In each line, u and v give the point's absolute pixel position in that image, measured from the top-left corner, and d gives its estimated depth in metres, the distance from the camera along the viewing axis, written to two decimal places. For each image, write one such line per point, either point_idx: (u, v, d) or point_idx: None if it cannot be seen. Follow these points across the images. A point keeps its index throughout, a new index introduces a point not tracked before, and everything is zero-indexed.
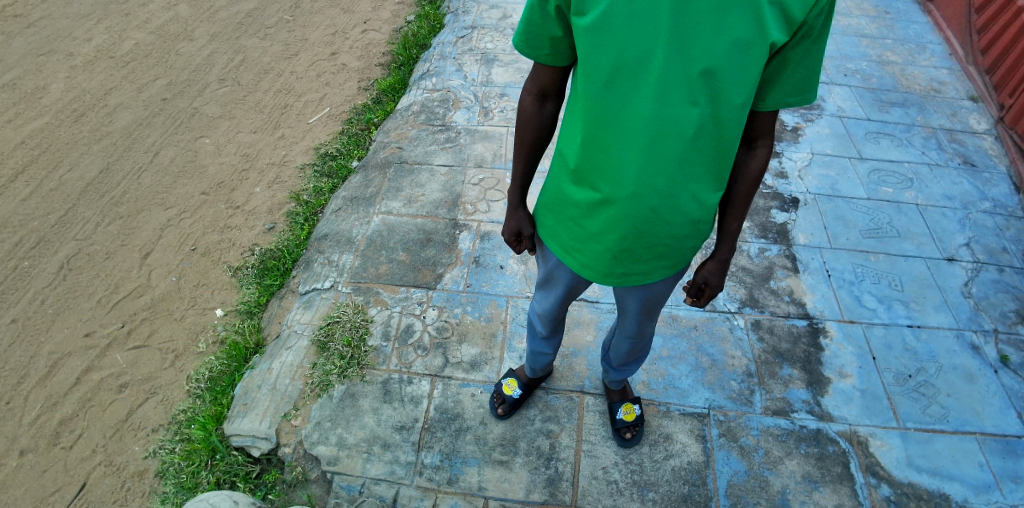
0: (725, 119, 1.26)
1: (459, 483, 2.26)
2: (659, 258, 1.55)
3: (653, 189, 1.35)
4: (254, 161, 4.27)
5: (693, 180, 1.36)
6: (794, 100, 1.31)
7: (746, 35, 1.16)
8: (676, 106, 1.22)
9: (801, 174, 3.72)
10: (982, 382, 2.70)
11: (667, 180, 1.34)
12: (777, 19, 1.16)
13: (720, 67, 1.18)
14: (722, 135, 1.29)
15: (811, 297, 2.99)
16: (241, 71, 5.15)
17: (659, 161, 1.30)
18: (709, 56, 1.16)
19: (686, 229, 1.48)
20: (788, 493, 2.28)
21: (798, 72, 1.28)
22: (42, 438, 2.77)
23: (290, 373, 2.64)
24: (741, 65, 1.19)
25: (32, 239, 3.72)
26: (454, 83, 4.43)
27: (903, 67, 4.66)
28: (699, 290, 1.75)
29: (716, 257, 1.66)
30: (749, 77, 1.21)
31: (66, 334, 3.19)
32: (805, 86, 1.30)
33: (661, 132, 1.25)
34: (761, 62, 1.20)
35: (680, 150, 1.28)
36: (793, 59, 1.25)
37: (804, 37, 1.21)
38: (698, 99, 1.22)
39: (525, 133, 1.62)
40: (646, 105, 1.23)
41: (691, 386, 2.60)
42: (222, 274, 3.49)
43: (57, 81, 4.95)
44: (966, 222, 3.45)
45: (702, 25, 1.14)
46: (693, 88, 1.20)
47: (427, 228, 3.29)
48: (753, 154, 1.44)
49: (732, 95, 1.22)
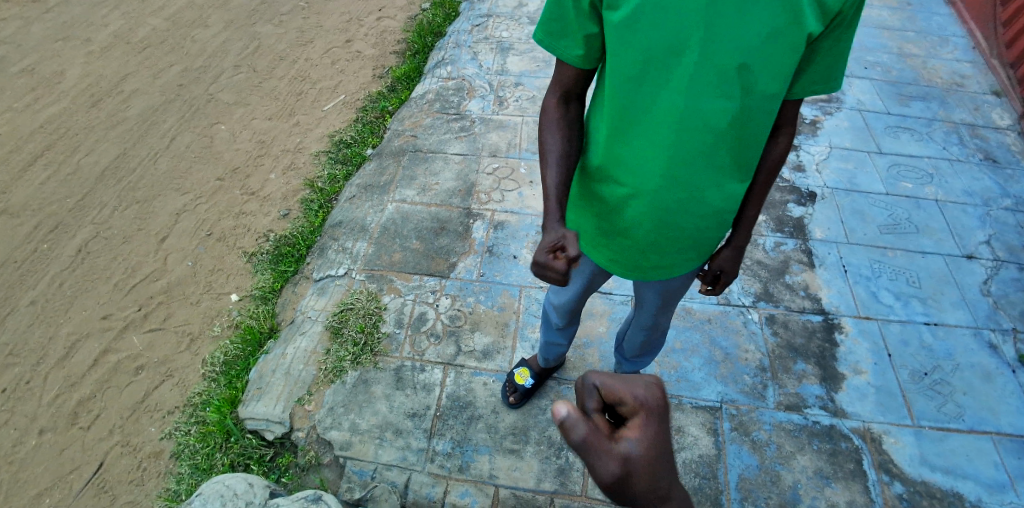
0: (752, 110, 1.25)
1: (471, 470, 2.28)
2: (682, 250, 1.53)
3: (681, 183, 1.34)
4: (269, 147, 4.29)
5: (719, 171, 1.34)
6: (819, 87, 1.29)
7: (774, 25, 1.14)
8: (703, 97, 1.21)
9: (819, 168, 3.67)
10: (999, 382, 2.67)
11: (695, 174, 1.33)
12: (810, 9, 1.14)
13: (746, 60, 1.17)
14: (751, 127, 1.28)
15: (827, 292, 2.97)
16: (256, 57, 5.16)
17: (685, 155, 1.29)
18: (736, 50, 1.15)
19: (712, 221, 1.46)
20: (799, 488, 2.27)
21: (825, 61, 1.25)
22: (61, 418, 2.82)
23: (303, 358, 2.66)
24: (773, 57, 1.18)
25: (51, 222, 3.77)
26: (469, 71, 4.41)
27: (925, 60, 4.57)
28: (715, 278, 1.73)
29: (733, 244, 1.64)
30: (779, 69, 1.20)
31: (84, 317, 3.24)
32: (831, 74, 1.28)
33: (691, 126, 1.24)
34: (791, 50, 1.18)
35: (709, 143, 1.27)
36: (822, 47, 1.23)
37: (837, 26, 1.19)
38: (724, 92, 1.20)
39: (551, 139, 1.53)
40: (675, 100, 1.22)
41: (704, 379, 2.58)
42: (237, 259, 3.52)
43: (75, 66, 4.98)
44: (986, 219, 3.39)
45: (737, 19, 1.12)
46: (719, 79, 1.19)
47: (440, 216, 3.29)
48: (776, 141, 1.42)
49: (758, 86, 1.21)
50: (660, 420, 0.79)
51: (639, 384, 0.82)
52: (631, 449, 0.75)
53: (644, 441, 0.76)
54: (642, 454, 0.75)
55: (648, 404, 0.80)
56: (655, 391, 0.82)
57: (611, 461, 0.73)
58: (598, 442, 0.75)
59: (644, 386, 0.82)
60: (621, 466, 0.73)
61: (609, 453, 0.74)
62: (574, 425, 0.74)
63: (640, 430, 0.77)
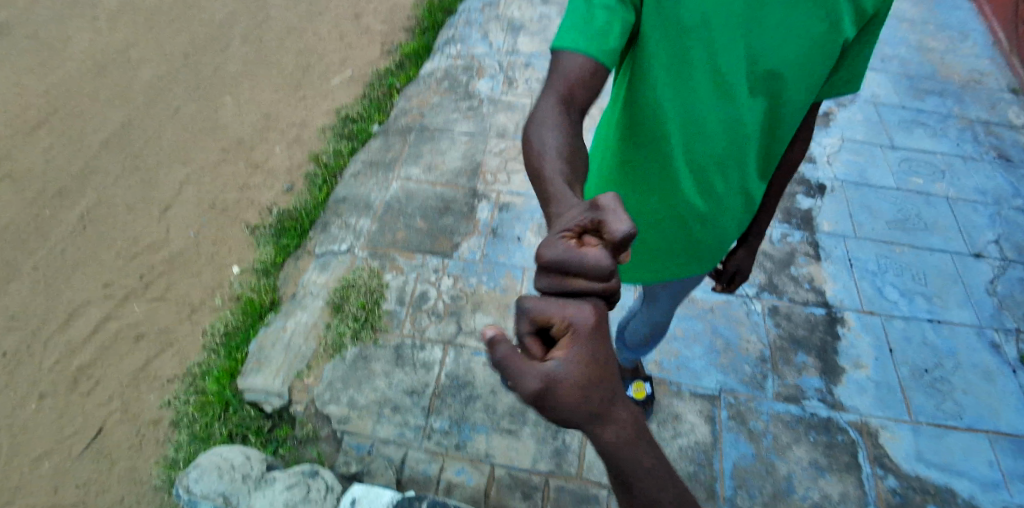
0: (783, 113, 1.27)
1: (467, 449, 2.30)
2: (703, 255, 1.53)
3: (706, 184, 1.33)
4: (275, 120, 4.26)
5: (747, 176, 1.35)
6: (837, 92, 1.39)
7: (814, 30, 1.16)
8: (742, 100, 1.19)
9: (829, 160, 3.62)
10: (1001, 382, 2.66)
11: (721, 175, 1.32)
12: (848, 13, 1.18)
13: (783, 66, 1.17)
14: (778, 126, 1.30)
15: (831, 286, 2.94)
16: (265, 29, 5.11)
17: (713, 157, 1.28)
18: (775, 54, 1.15)
19: (731, 222, 1.46)
20: (794, 478, 2.29)
21: (847, 66, 1.33)
22: (61, 383, 2.85)
23: (304, 333, 2.67)
24: (807, 60, 1.20)
25: (55, 188, 3.76)
26: (479, 50, 4.36)
27: (942, 55, 4.49)
28: (731, 279, 1.86)
29: (747, 245, 1.75)
30: (811, 72, 1.22)
31: (87, 284, 3.25)
32: (847, 79, 1.36)
33: (723, 129, 1.23)
34: (824, 56, 1.22)
35: (737, 145, 1.26)
36: (852, 51, 1.30)
37: (867, 29, 1.26)
38: (758, 94, 1.21)
39: (548, 136, 1.05)
40: (711, 104, 1.19)
41: (704, 367, 2.58)
42: (241, 232, 3.51)
43: (82, 32, 4.94)
44: (996, 218, 3.36)
45: (779, 22, 1.13)
46: (755, 83, 1.19)
47: (445, 196, 3.27)
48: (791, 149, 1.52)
49: (793, 89, 1.22)
50: (596, 334, 0.73)
51: (570, 304, 0.75)
52: (557, 367, 0.70)
53: (576, 364, 0.70)
54: (571, 374, 0.70)
55: (579, 325, 0.73)
56: (589, 307, 0.75)
57: (534, 383, 0.69)
58: (518, 366, 0.71)
59: (577, 305, 0.75)
60: (543, 385, 0.69)
61: (532, 367, 0.70)
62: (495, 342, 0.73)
63: (570, 348, 0.71)
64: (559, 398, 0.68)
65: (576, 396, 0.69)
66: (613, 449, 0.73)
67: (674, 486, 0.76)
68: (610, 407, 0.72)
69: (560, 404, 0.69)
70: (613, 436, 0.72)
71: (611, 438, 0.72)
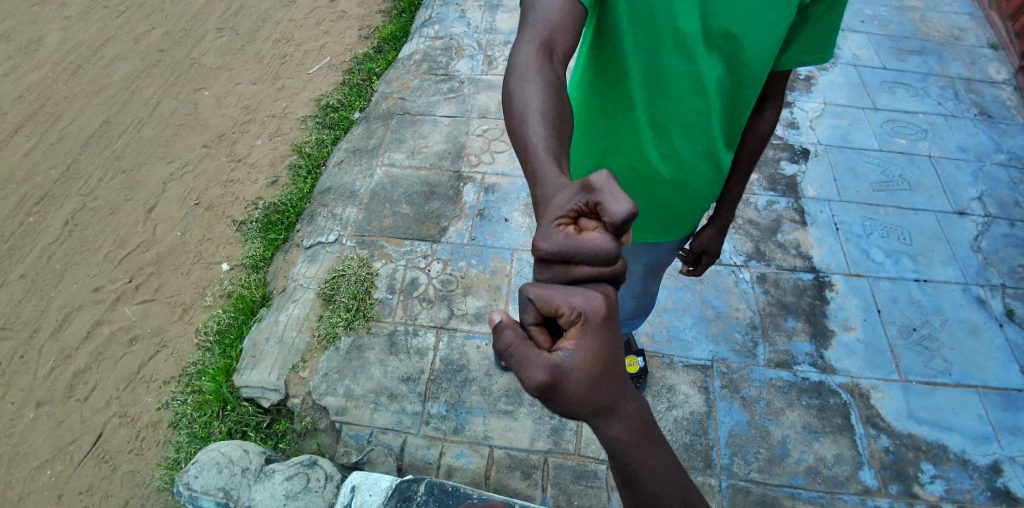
0: (746, 75, 1.28)
1: (465, 432, 2.32)
2: (675, 219, 1.57)
3: (674, 150, 1.36)
4: (255, 113, 4.19)
5: (713, 141, 1.37)
6: (808, 58, 1.38)
7: None
8: (703, 63, 1.20)
9: (813, 124, 3.62)
10: (987, 336, 2.71)
11: (687, 141, 1.35)
12: None
13: (741, 28, 1.18)
14: (740, 90, 1.32)
15: (818, 250, 2.97)
16: (239, 18, 4.99)
17: (680, 122, 1.30)
18: (732, 15, 1.16)
19: (701, 188, 1.50)
20: (788, 443, 2.33)
21: (818, 29, 1.34)
22: (57, 390, 2.83)
23: (297, 325, 2.66)
24: (765, 23, 1.21)
25: (36, 194, 3.70)
26: (457, 30, 4.29)
27: (923, 13, 4.46)
28: (699, 257, 1.89)
29: (716, 223, 1.79)
30: (771, 35, 1.24)
31: (76, 289, 3.21)
32: (817, 47, 1.37)
33: (687, 93, 1.24)
34: (783, 18, 1.23)
35: (702, 109, 1.28)
36: (815, 15, 1.31)
37: None
38: (719, 56, 1.23)
39: (532, 94, 1.02)
40: (676, 67, 1.20)
41: (695, 337, 2.61)
42: (227, 228, 3.47)
43: (52, 32, 4.80)
44: (979, 175, 3.38)
45: None
46: (713, 42, 1.20)
47: (430, 181, 3.24)
48: (762, 116, 1.54)
49: (754, 51, 1.24)
50: (604, 328, 0.79)
51: (577, 292, 0.80)
52: (564, 360, 0.78)
53: (583, 362, 0.78)
54: (577, 367, 0.78)
55: (589, 316, 0.79)
56: (598, 297, 0.80)
57: (544, 377, 0.78)
58: (526, 355, 0.79)
59: (584, 294, 0.80)
60: (550, 376, 0.78)
61: (540, 362, 0.78)
62: (501, 332, 0.79)
63: (577, 342, 0.78)
64: (567, 389, 0.78)
65: (581, 390, 0.79)
66: (615, 439, 0.86)
67: (664, 477, 0.91)
68: (614, 403, 0.83)
69: (566, 393, 0.79)
70: (615, 429, 0.85)
71: (613, 430, 0.85)
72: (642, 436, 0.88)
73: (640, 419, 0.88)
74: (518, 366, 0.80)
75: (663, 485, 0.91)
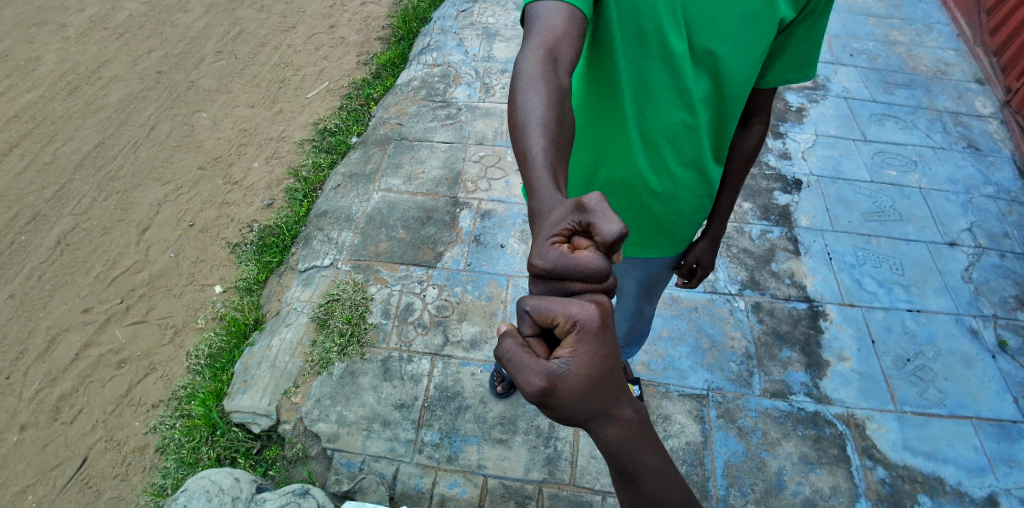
0: (730, 92, 1.30)
1: (459, 461, 2.29)
2: (665, 233, 1.59)
3: (662, 162, 1.38)
4: (252, 135, 4.22)
5: (700, 154, 1.40)
6: (793, 75, 1.41)
7: (755, 11, 1.19)
8: (689, 76, 1.23)
9: (805, 155, 3.68)
10: (980, 367, 2.72)
11: (675, 153, 1.37)
12: None
13: (725, 45, 1.21)
14: (725, 107, 1.34)
15: (812, 280, 2.99)
16: (238, 43, 5.04)
17: (668, 134, 1.32)
18: (717, 32, 1.18)
19: (689, 202, 1.52)
20: (784, 474, 2.31)
21: (800, 49, 1.37)
22: (43, 413, 2.78)
23: (289, 350, 2.63)
24: (750, 40, 1.23)
25: (28, 213, 3.68)
26: (455, 58, 4.35)
27: (910, 48, 4.57)
28: (692, 270, 1.89)
29: (708, 236, 1.79)
30: (754, 52, 1.26)
31: (64, 310, 3.17)
32: (802, 65, 1.40)
33: (672, 105, 1.27)
34: (767, 36, 1.25)
35: (689, 122, 1.30)
36: (798, 34, 1.34)
37: (809, 13, 1.29)
38: (703, 71, 1.25)
39: (534, 105, 1.03)
40: (662, 80, 1.22)
41: (691, 366, 2.60)
42: (221, 250, 3.46)
43: (50, 52, 4.84)
44: (969, 206, 3.43)
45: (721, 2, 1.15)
46: (698, 59, 1.22)
47: (427, 205, 3.25)
48: (750, 130, 1.56)
49: (736, 68, 1.26)
50: (600, 339, 0.78)
51: (573, 302, 0.79)
52: (560, 368, 0.78)
53: (580, 368, 0.78)
54: (572, 375, 0.78)
55: (584, 325, 0.78)
56: (592, 306, 0.79)
57: (540, 382, 0.79)
58: (524, 362, 0.81)
59: (580, 303, 0.79)
60: (546, 382, 0.79)
61: (537, 368, 0.79)
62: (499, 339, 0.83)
63: (574, 350, 0.78)
64: (563, 395, 0.78)
65: (578, 395, 0.79)
66: (613, 442, 0.86)
67: (663, 476, 0.93)
68: (611, 408, 0.83)
69: (563, 399, 0.79)
70: (613, 433, 0.86)
71: (611, 433, 0.85)
72: (640, 437, 0.89)
73: (636, 422, 0.88)
74: (515, 371, 0.82)
75: (661, 483, 0.93)
